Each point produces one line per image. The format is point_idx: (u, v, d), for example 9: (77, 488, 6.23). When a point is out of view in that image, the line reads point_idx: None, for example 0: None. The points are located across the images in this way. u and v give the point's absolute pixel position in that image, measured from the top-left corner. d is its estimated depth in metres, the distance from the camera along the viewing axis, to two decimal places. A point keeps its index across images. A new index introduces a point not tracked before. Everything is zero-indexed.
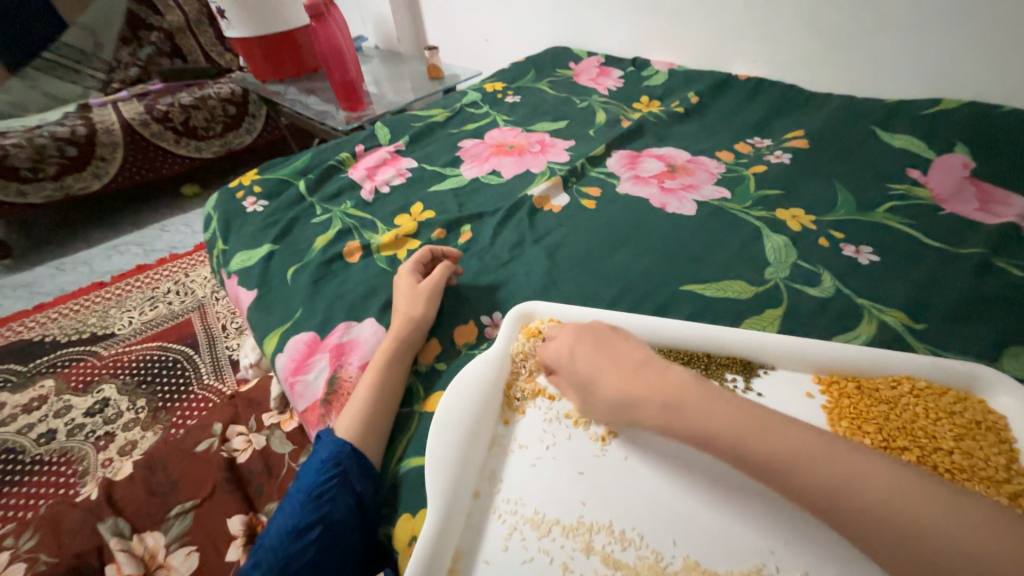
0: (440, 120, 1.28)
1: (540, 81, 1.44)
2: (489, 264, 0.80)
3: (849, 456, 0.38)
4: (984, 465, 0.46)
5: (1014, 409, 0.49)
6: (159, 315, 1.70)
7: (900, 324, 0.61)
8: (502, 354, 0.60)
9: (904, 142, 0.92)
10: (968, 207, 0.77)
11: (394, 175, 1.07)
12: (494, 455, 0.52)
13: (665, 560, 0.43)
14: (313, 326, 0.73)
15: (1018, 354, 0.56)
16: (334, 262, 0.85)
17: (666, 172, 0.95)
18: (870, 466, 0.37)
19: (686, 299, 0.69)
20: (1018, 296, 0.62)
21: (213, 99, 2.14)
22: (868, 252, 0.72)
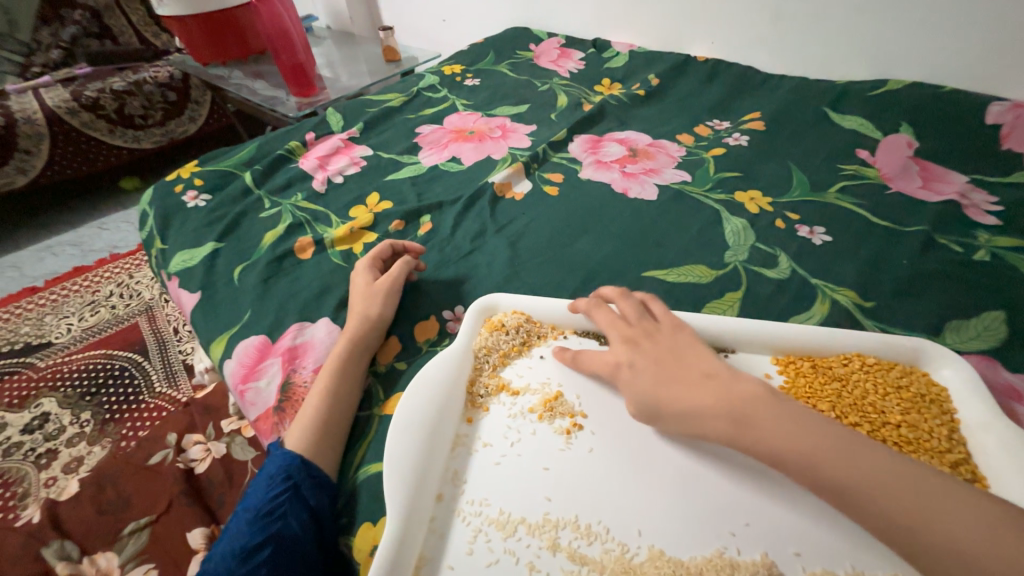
0: (397, 105, 1.22)
1: (500, 63, 1.40)
2: (450, 256, 0.77)
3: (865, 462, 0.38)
4: (928, 436, 0.48)
5: (955, 381, 0.52)
6: (102, 320, 1.58)
7: (851, 303, 0.63)
8: (464, 350, 0.58)
9: (853, 123, 0.94)
10: (912, 185, 0.80)
11: (348, 164, 1.02)
12: (458, 455, 0.51)
13: (631, 552, 0.42)
14: (263, 329, 0.69)
15: (958, 327, 0.59)
16: (285, 259, 0.80)
17: (628, 157, 0.94)
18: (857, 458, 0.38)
19: (650, 286, 0.69)
20: (957, 271, 0.65)
21: (149, 84, 1.98)
22: (821, 232, 0.73)
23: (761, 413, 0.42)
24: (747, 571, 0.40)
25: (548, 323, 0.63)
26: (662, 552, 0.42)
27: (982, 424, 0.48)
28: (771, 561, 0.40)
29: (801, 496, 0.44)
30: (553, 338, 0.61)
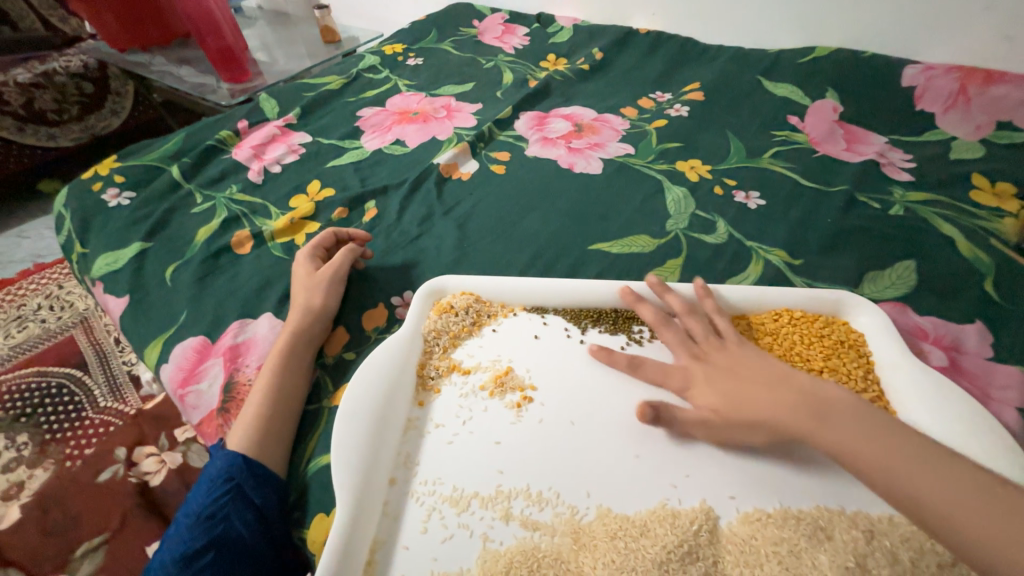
0: (335, 88, 1.16)
1: (443, 42, 1.36)
2: (398, 242, 0.76)
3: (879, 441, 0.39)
4: (847, 379, 0.52)
5: (870, 327, 0.56)
6: (32, 336, 1.46)
7: (782, 262, 0.66)
8: (414, 334, 0.58)
9: (784, 90, 0.98)
10: (837, 148, 0.85)
11: (286, 152, 0.97)
12: (410, 439, 0.50)
13: (580, 513, 0.44)
14: (201, 329, 0.66)
15: (876, 278, 0.63)
16: (221, 254, 0.76)
17: (574, 132, 0.94)
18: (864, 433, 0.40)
19: (596, 259, 0.70)
20: (875, 226, 0.69)
21: (61, 75, 1.79)
22: (755, 197, 0.77)
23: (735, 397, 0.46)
24: (686, 518, 0.42)
25: (497, 301, 0.63)
26: (609, 509, 0.44)
27: (893, 362, 0.52)
28: (708, 506, 0.43)
29: (739, 447, 0.46)
30: (502, 316, 0.62)
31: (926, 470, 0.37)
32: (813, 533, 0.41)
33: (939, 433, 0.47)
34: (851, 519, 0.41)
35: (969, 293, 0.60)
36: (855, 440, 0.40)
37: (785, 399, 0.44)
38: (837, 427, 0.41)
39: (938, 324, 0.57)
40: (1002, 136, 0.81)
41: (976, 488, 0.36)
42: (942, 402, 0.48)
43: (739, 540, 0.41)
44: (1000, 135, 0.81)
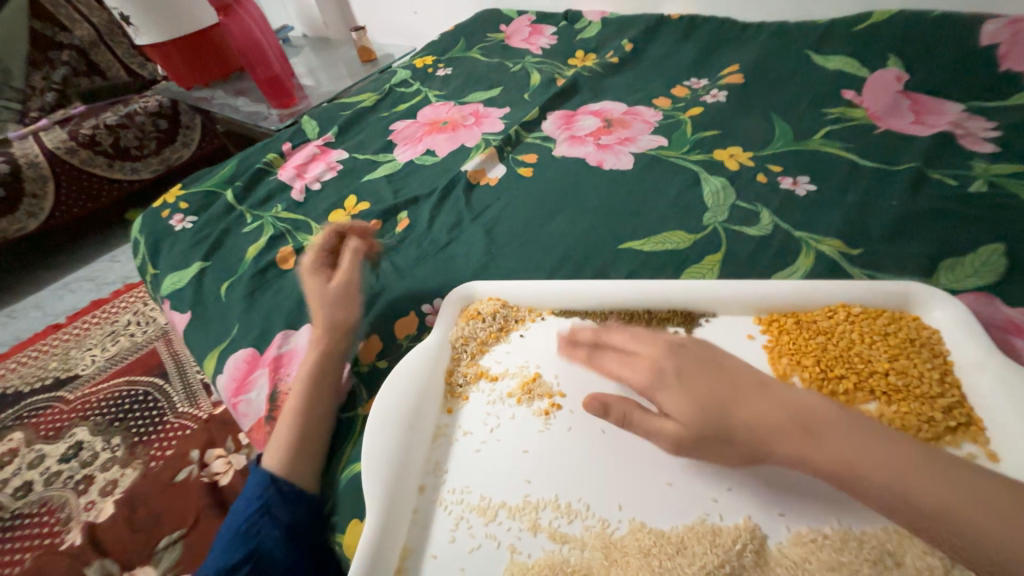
0: (370, 104, 1.21)
1: (471, 49, 1.37)
2: (428, 250, 0.77)
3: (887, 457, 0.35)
4: (919, 381, 0.46)
5: (947, 323, 0.49)
6: (123, 349, 1.63)
7: (837, 252, 0.60)
8: (442, 341, 0.58)
9: (837, 63, 0.89)
10: (902, 121, 0.76)
11: (325, 169, 1.02)
12: (439, 446, 0.51)
13: (612, 527, 0.42)
14: (251, 341, 0.70)
15: (953, 266, 0.56)
16: (268, 270, 0.81)
17: (603, 128, 0.92)
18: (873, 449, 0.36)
19: (627, 258, 0.67)
20: (951, 206, 0.61)
21: (140, 115, 1.99)
22: (805, 182, 0.70)
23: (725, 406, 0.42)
24: (728, 537, 0.39)
25: (526, 306, 0.62)
26: (642, 524, 0.41)
27: (974, 362, 0.46)
28: (754, 524, 0.40)
29: None
30: (530, 321, 0.60)
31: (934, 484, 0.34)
32: (879, 558, 0.36)
33: None
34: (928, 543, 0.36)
35: None
36: (846, 445, 0.36)
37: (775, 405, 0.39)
38: (863, 452, 0.36)
39: None
40: None
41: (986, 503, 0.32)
42: None
43: (789, 562, 0.38)
44: None
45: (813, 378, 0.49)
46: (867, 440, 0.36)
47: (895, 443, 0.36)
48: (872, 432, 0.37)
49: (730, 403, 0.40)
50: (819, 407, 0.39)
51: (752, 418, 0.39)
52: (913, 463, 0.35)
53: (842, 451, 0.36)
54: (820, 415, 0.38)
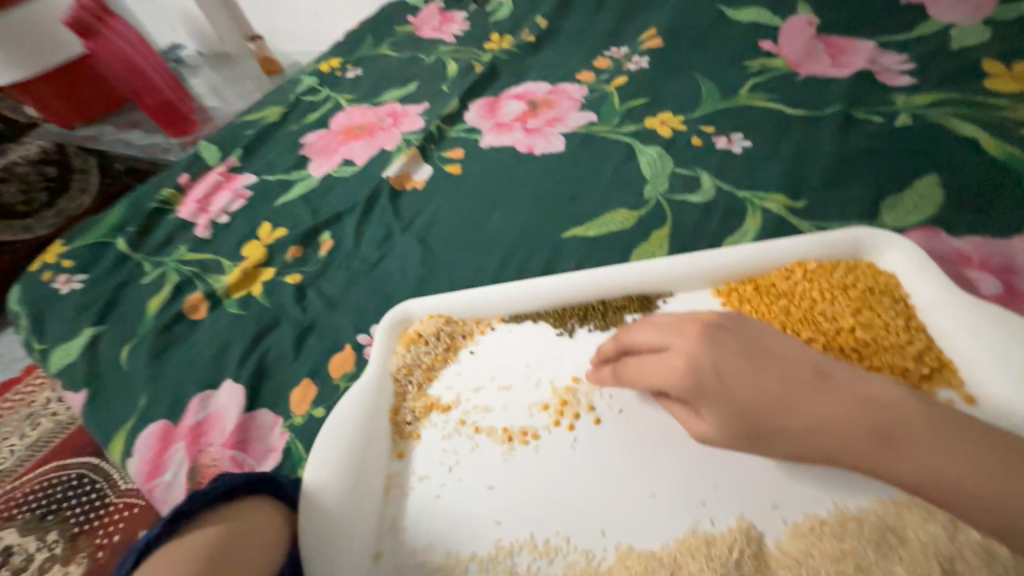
0: (275, 118, 1.09)
1: (380, 46, 1.27)
2: (357, 271, 0.69)
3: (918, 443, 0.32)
4: (885, 333, 0.44)
5: (901, 266, 0.47)
6: (48, 431, 1.30)
7: (783, 208, 0.58)
8: (381, 375, 0.51)
9: (751, 14, 0.87)
10: (821, 65, 0.75)
11: (231, 198, 0.90)
12: (393, 499, 0.44)
13: (597, 558, 0.38)
14: (163, 412, 0.60)
15: (894, 204, 0.55)
16: (175, 324, 0.70)
17: (528, 112, 0.86)
18: (902, 435, 0.32)
19: (572, 248, 0.62)
20: (882, 144, 0.60)
21: (20, 165, 1.48)
22: (740, 139, 0.68)
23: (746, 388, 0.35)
24: (723, 545, 0.36)
25: (471, 318, 0.56)
26: (630, 548, 0.38)
27: (934, 303, 0.44)
28: (747, 524, 0.37)
29: None
30: (479, 334, 0.54)
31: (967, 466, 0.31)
32: (880, 538, 0.35)
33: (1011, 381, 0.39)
34: (924, 510, 0.35)
35: (1009, 199, 0.51)
36: (869, 443, 0.33)
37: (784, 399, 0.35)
38: (889, 443, 0.32)
39: (980, 244, 0.49)
40: (1009, 11, 0.71)
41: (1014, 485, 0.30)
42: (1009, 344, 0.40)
43: (788, 560, 0.35)
44: (1006, 11, 0.71)
45: None
46: (942, 440, 0.32)
47: (927, 427, 0.33)
48: (898, 412, 0.33)
49: (777, 405, 0.35)
50: (893, 399, 0.34)
51: (813, 422, 0.34)
52: (938, 444, 0.32)
53: (862, 443, 0.33)
54: (891, 411, 0.33)
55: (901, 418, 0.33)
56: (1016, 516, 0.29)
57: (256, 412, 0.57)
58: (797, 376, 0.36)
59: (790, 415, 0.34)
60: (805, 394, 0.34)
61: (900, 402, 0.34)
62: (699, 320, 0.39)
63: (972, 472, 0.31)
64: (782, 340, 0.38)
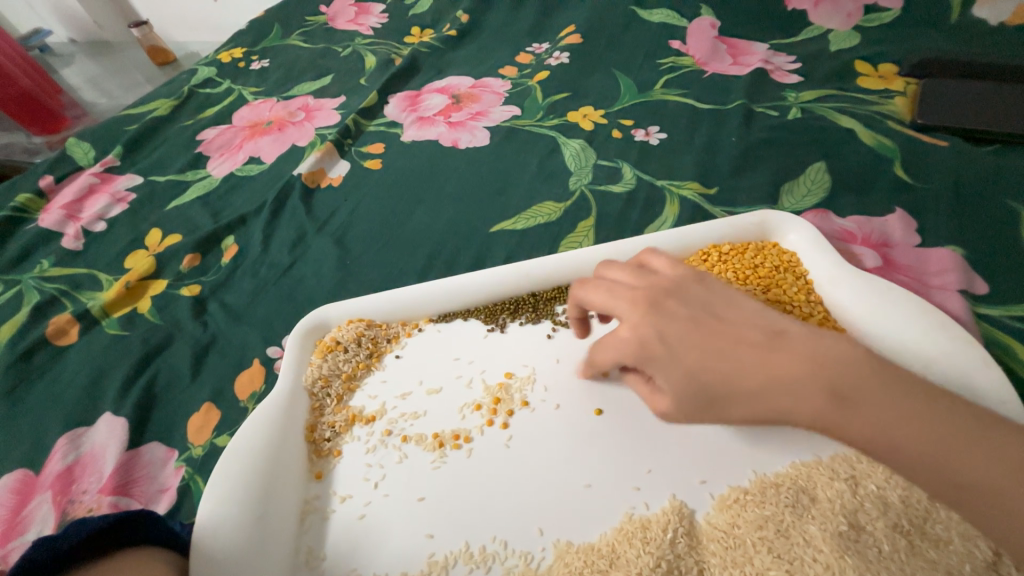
0: (165, 113, 0.96)
1: (289, 36, 1.17)
2: (267, 278, 0.62)
3: (872, 404, 0.30)
4: (791, 307, 0.48)
5: (801, 244, 0.51)
6: None
7: (697, 195, 0.61)
8: (294, 391, 0.46)
9: (661, 16, 0.91)
10: (724, 64, 0.80)
11: (110, 202, 0.78)
12: (310, 527, 0.40)
13: (536, 559, 0.36)
14: (19, 460, 0.50)
15: (792, 188, 0.59)
16: (37, 352, 0.58)
17: (451, 106, 0.83)
18: (861, 395, 0.30)
19: (501, 242, 0.60)
20: (779, 135, 0.65)
21: None
22: (656, 131, 0.70)
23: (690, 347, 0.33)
24: (658, 528, 0.36)
25: (396, 320, 0.52)
26: (568, 543, 0.37)
27: (829, 277, 0.48)
28: (679, 503, 0.37)
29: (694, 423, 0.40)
30: (405, 336, 0.51)
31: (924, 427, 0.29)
32: (796, 500, 0.36)
33: (895, 341, 0.43)
34: (831, 468, 0.37)
35: (882, 182, 0.57)
36: (819, 406, 0.30)
37: (726, 360, 0.32)
38: (846, 405, 0.30)
39: (862, 222, 0.54)
40: (873, 20, 0.80)
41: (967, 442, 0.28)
42: (893, 309, 0.44)
43: (718, 533, 0.36)
44: (871, 19, 0.80)
45: None
46: (898, 400, 0.30)
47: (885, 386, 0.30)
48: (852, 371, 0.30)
49: (725, 369, 0.32)
50: (848, 356, 0.31)
51: (764, 384, 0.31)
52: (896, 404, 0.29)
53: (816, 406, 0.30)
54: (847, 369, 0.30)
55: (858, 378, 0.30)
56: (960, 477, 0.28)
57: (143, 447, 0.49)
58: (740, 339, 0.33)
59: (741, 378, 0.32)
60: (749, 356, 0.32)
61: (855, 360, 0.31)
62: (649, 288, 0.37)
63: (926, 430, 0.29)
64: (740, 305, 0.35)
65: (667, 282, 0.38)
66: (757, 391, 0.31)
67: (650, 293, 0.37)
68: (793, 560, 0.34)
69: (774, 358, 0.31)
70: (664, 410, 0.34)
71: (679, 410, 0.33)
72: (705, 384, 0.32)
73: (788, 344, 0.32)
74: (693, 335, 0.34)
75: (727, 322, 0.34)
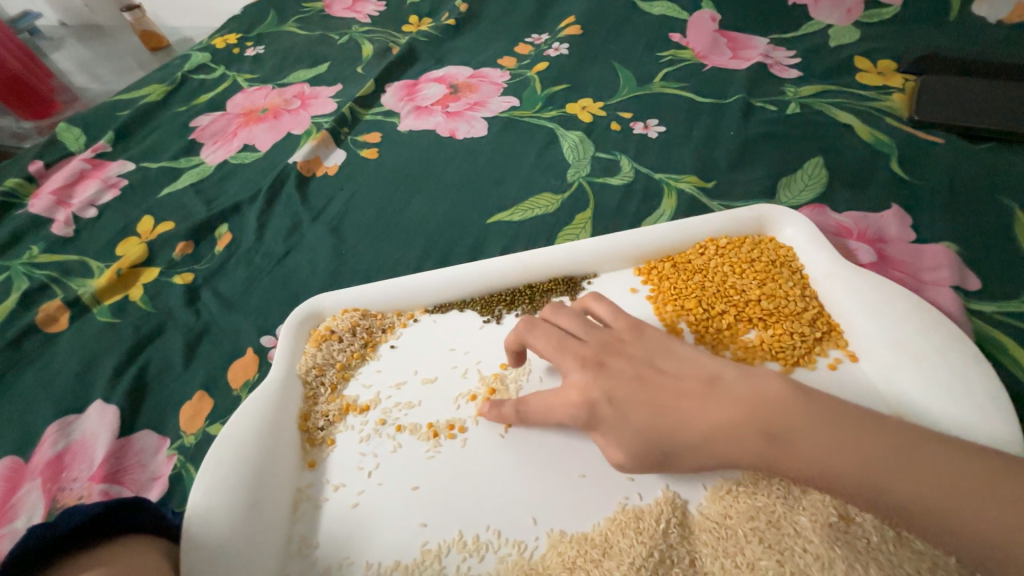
0: (158, 98, 0.95)
1: (285, 22, 1.15)
2: (260, 267, 0.62)
3: (816, 444, 0.31)
4: (786, 301, 0.48)
5: (798, 238, 0.51)
6: None
7: (695, 188, 0.61)
8: (288, 379, 0.46)
9: (662, 8, 0.90)
10: (724, 58, 0.79)
11: (101, 189, 0.77)
12: (304, 515, 0.40)
13: (529, 548, 0.37)
14: (9, 447, 0.49)
15: (789, 183, 0.59)
16: (27, 339, 0.58)
17: (449, 95, 0.82)
18: (805, 434, 0.32)
19: (497, 233, 0.60)
20: (778, 130, 0.65)
21: None
22: (655, 124, 0.70)
23: (631, 405, 0.36)
24: (651, 518, 0.36)
25: (391, 310, 0.52)
26: (561, 533, 0.37)
27: (825, 271, 0.48)
28: (673, 494, 0.38)
29: None
30: (400, 326, 0.50)
31: (872, 457, 0.30)
32: (788, 491, 0.37)
33: (890, 336, 0.43)
34: None
35: (879, 178, 0.57)
36: (765, 450, 0.32)
37: (671, 415, 0.35)
38: (791, 446, 0.32)
39: (858, 218, 0.54)
40: (874, 16, 0.80)
41: (914, 468, 0.30)
42: (888, 304, 0.44)
43: (710, 524, 0.36)
44: (872, 15, 0.80)
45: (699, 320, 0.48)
46: (841, 436, 0.31)
47: (829, 422, 0.32)
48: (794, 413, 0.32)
49: (669, 423, 0.35)
50: (785, 398, 0.33)
51: (706, 433, 0.34)
52: (840, 439, 0.31)
53: (757, 450, 0.33)
54: (782, 410, 0.32)
55: (801, 419, 0.32)
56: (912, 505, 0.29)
57: (135, 435, 0.48)
58: (682, 393, 0.35)
59: (685, 430, 0.34)
60: (692, 408, 0.35)
61: (791, 401, 0.33)
62: (594, 345, 0.40)
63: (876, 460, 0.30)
64: None
65: (609, 338, 0.40)
66: (699, 442, 0.34)
67: (590, 352, 0.39)
68: (784, 550, 0.34)
69: (713, 409, 0.34)
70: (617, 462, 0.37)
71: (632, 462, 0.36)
72: (652, 442, 0.35)
73: (723, 391, 0.35)
74: (636, 392, 0.36)
75: (670, 374, 0.37)
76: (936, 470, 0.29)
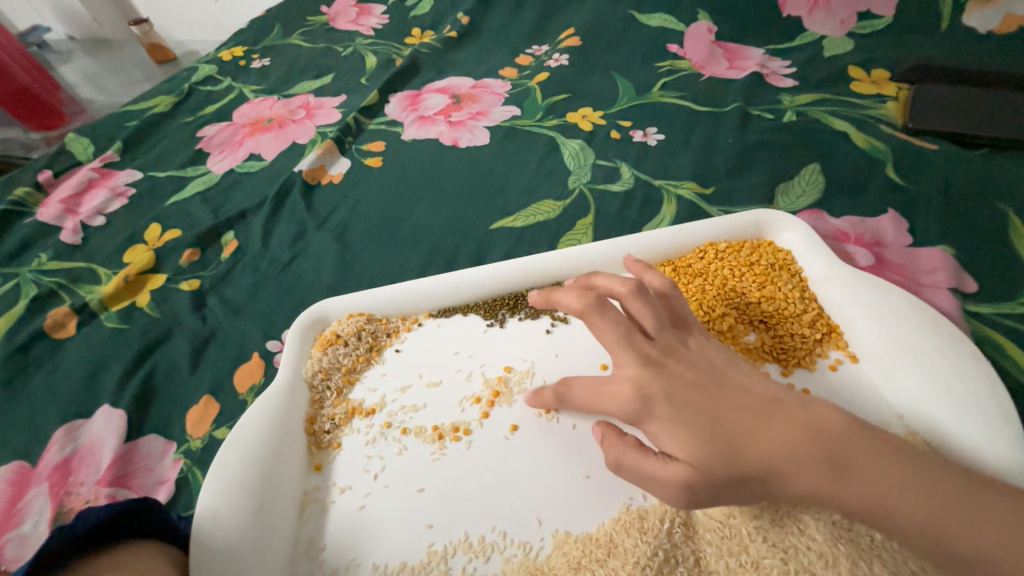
0: (165, 109, 0.96)
1: (290, 35, 1.17)
2: (266, 273, 0.62)
3: (872, 477, 0.29)
4: (785, 304, 0.49)
5: (796, 243, 0.52)
6: None
7: (694, 194, 0.62)
8: (295, 383, 0.46)
9: (659, 20, 0.92)
10: (721, 68, 0.81)
11: (109, 197, 0.78)
12: (310, 517, 0.40)
13: (534, 549, 0.37)
14: (15, 452, 0.49)
15: (786, 189, 0.60)
16: (34, 346, 0.58)
17: (452, 105, 0.84)
18: (865, 465, 0.29)
19: (500, 239, 0.61)
20: (774, 137, 0.66)
21: None
22: (654, 132, 0.71)
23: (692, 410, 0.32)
24: (655, 518, 0.37)
25: (396, 315, 0.52)
26: (567, 533, 0.37)
27: (824, 274, 0.49)
28: None
29: None
30: (405, 330, 0.51)
31: (920, 490, 0.28)
32: None
33: (889, 336, 0.44)
34: None
35: (875, 183, 0.59)
36: (819, 481, 0.29)
37: (731, 423, 0.31)
38: (849, 478, 0.29)
39: (854, 222, 0.55)
40: (867, 27, 0.81)
41: (966, 508, 0.28)
42: (888, 307, 0.45)
43: (714, 523, 0.36)
44: (864, 26, 0.82)
45: (700, 322, 0.48)
46: (895, 469, 0.29)
47: (883, 457, 0.29)
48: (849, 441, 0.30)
49: (733, 435, 0.31)
50: (842, 427, 0.30)
51: (765, 455, 0.30)
52: (897, 473, 0.29)
53: (813, 477, 0.29)
54: (842, 438, 0.30)
55: (861, 451, 0.30)
56: (963, 550, 0.27)
57: (141, 440, 0.49)
58: (743, 407, 0.32)
59: (749, 442, 0.30)
60: (745, 421, 0.31)
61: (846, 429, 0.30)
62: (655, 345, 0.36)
63: (930, 505, 0.28)
64: None
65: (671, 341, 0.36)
66: (761, 458, 0.30)
67: (654, 349, 0.36)
68: (788, 548, 0.35)
69: (766, 424, 0.31)
70: (683, 476, 0.31)
71: (698, 475, 0.30)
72: (718, 444, 0.31)
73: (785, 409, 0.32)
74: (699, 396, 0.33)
75: (791, 405, 0.32)
76: (989, 513, 0.27)
